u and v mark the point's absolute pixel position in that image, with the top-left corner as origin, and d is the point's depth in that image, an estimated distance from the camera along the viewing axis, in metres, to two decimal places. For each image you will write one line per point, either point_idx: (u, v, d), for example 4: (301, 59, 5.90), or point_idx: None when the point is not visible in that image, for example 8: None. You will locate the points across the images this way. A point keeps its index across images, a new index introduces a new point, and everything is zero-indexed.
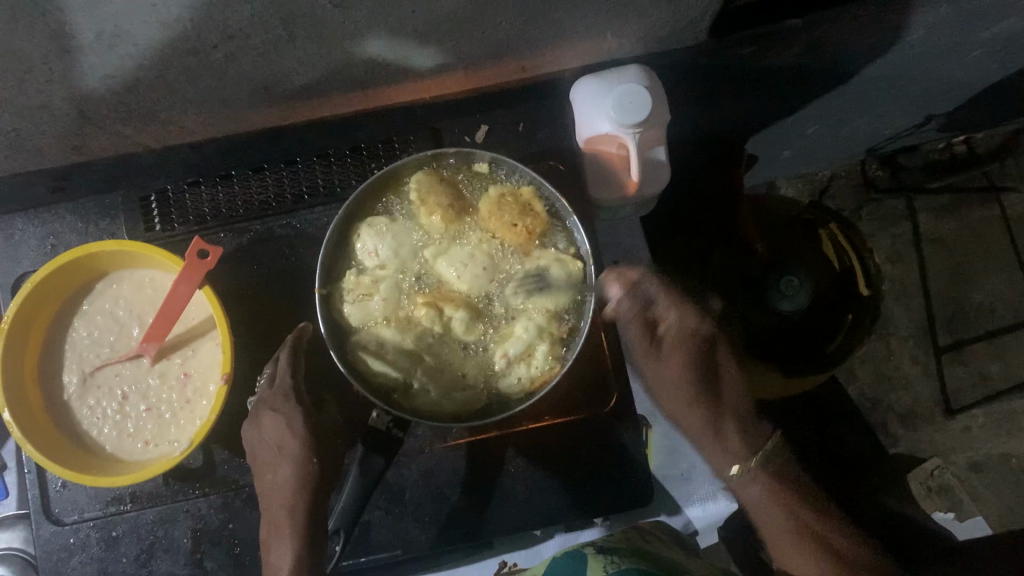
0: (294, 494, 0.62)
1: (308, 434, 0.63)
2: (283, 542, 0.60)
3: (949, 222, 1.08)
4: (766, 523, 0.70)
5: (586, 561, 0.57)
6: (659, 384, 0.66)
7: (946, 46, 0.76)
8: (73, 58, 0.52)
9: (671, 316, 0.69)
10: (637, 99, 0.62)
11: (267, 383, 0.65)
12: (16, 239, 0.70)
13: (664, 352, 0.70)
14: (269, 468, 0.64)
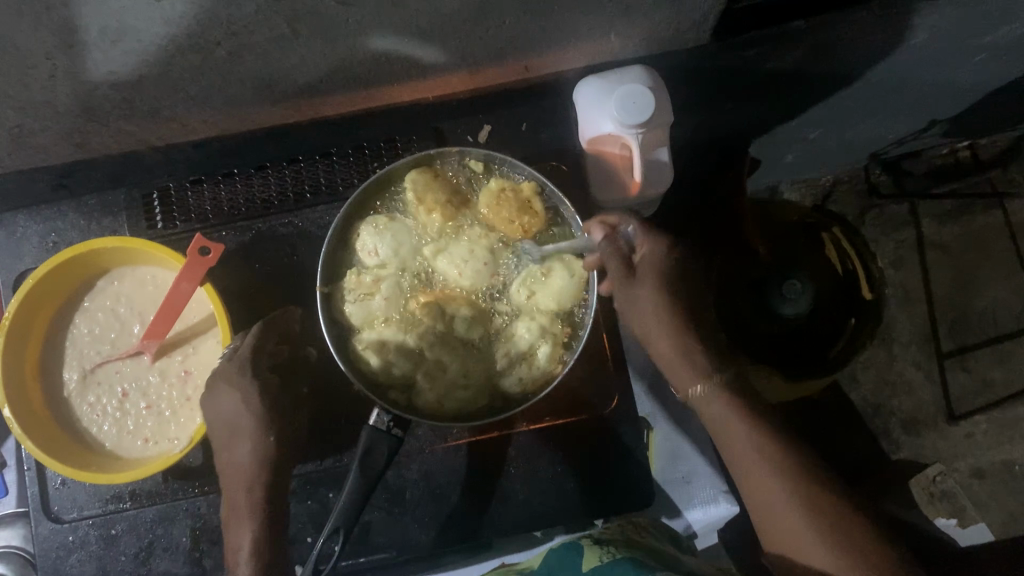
0: (252, 474, 0.58)
1: (264, 410, 0.59)
2: (243, 526, 0.57)
3: (953, 228, 1.08)
4: (743, 465, 0.59)
5: (581, 551, 0.57)
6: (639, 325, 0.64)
7: (952, 49, 0.76)
8: (77, 54, 0.52)
9: (648, 247, 0.63)
10: (641, 99, 0.62)
11: (224, 355, 0.61)
12: (19, 236, 0.70)
13: (640, 280, 0.63)
14: (228, 444, 0.59)
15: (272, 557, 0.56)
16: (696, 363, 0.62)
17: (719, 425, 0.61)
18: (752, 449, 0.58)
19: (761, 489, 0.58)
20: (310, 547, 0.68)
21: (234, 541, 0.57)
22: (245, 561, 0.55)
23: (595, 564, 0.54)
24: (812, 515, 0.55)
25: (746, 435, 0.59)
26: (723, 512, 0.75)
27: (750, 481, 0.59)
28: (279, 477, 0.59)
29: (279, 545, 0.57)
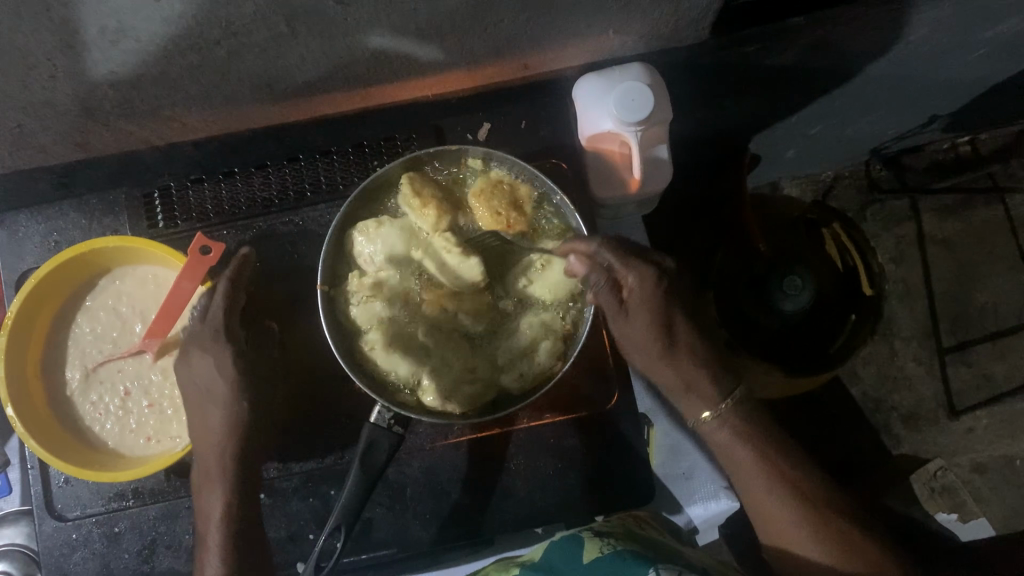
0: (219, 438, 0.59)
1: (239, 375, 0.59)
2: (213, 487, 0.59)
3: (954, 223, 1.08)
4: (739, 475, 0.60)
5: (581, 542, 0.57)
6: (639, 351, 0.62)
7: (952, 44, 0.76)
8: (77, 54, 0.53)
9: (633, 276, 0.59)
10: (639, 97, 0.63)
11: (198, 315, 0.61)
12: (20, 235, 0.70)
13: (633, 311, 0.60)
14: (196, 409, 0.60)
15: (242, 517, 0.58)
16: (701, 388, 0.61)
17: (717, 440, 0.61)
18: (750, 462, 0.59)
19: (757, 499, 0.59)
20: (311, 544, 0.68)
21: (206, 506, 0.58)
22: (217, 525, 0.57)
23: (597, 556, 0.54)
24: (809, 523, 0.57)
25: (741, 448, 0.60)
26: (724, 507, 0.75)
27: (747, 491, 0.60)
28: (250, 440, 0.60)
29: (252, 502, 0.59)
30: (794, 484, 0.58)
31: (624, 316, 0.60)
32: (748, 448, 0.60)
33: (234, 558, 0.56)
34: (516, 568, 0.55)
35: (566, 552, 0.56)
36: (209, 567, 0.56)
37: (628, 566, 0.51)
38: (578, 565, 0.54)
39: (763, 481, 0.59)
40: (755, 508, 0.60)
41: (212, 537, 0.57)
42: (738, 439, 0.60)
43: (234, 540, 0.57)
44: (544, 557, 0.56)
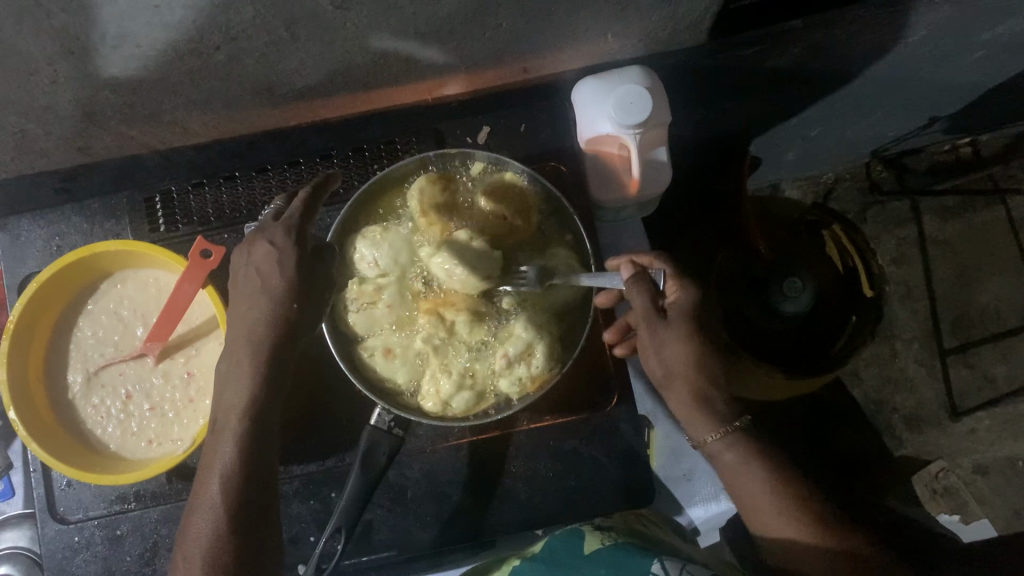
0: (263, 332, 0.53)
1: (295, 280, 0.53)
2: (239, 383, 0.52)
3: (955, 224, 1.08)
4: (736, 488, 0.58)
5: (583, 534, 0.57)
6: (660, 367, 0.58)
7: (951, 45, 0.76)
8: (78, 60, 0.53)
9: (680, 295, 0.58)
10: (638, 100, 0.63)
11: (273, 216, 0.57)
12: (23, 239, 0.71)
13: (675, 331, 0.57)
14: (245, 301, 0.54)
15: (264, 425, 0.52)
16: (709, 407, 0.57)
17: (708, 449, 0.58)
18: (745, 472, 0.57)
19: (755, 508, 0.57)
20: (312, 546, 0.68)
21: (225, 397, 0.52)
22: (236, 419, 0.51)
23: (598, 548, 0.55)
24: (816, 545, 0.54)
25: (733, 458, 0.57)
26: (724, 509, 0.75)
27: (744, 501, 0.58)
28: (293, 341, 0.54)
29: (275, 408, 0.53)
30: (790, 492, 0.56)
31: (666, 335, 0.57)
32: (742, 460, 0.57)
33: (250, 457, 0.51)
34: (519, 562, 0.56)
35: (568, 544, 0.56)
36: (220, 457, 0.51)
37: (628, 559, 0.52)
38: (580, 557, 0.54)
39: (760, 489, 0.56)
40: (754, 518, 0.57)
41: (231, 425, 0.52)
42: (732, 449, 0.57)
43: (253, 438, 0.51)
44: (546, 549, 0.57)
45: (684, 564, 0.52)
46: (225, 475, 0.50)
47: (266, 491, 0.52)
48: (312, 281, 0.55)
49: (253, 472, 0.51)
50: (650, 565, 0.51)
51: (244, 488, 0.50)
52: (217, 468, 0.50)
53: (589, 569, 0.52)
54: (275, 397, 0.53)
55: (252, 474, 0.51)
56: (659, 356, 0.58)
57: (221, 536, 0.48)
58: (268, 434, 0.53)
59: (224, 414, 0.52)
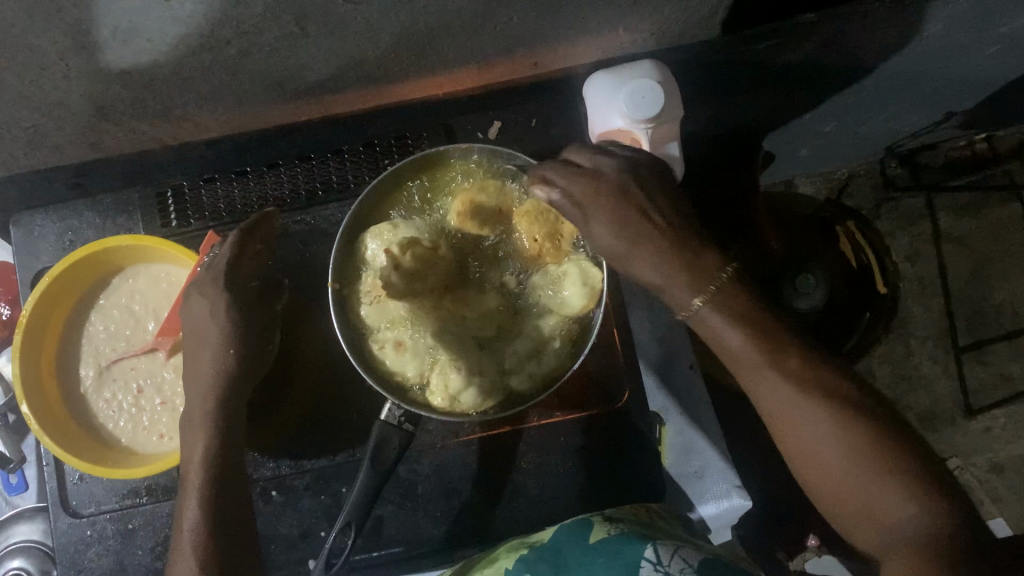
0: (210, 385, 0.56)
1: (229, 325, 0.57)
2: (196, 435, 0.55)
3: (970, 221, 1.07)
4: (829, 483, 0.48)
5: (590, 523, 0.57)
6: (619, 259, 0.53)
7: (966, 40, 0.75)
8: (89, 55, 0.53)
9: (563, 183, 0.53)
10: (649, 94, 0.63)
11: (210, 264, 0.60)
12: (36, 234, 0.71)
13: (591, 216, 0.52)
14: (194, 351, 0.58)
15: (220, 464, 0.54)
16: (675, 280, 0.51)
17: (786, 418, 0.49)
18: (852, 463, 0.47)
19: (873, 506, 0.46)
20: (323, 541, 0.69)
21: (188, 454, 0.55)
22: (198, 473, 0.54)
23: (604, 537, 0.54)
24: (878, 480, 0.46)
25: (829, 440, 0.47)
26: (737, 507, 0.73)
27: (843, 496, 0.47)
28: (236, 392, 0.57)
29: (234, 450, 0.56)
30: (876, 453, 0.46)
31: (587, 230, 0.53)
32: (838, 441, 0.47)
33: (214, 508, 0.53)
34: (525, 549, 0.55)
35: (573, 534, 0.56)
36: (187, 516, 0.53)
37: (630, 545, 0.52)
38: (581, 546, 0.54)
39: (870, 482, 0.46)
40: (862, 517, 0.47)
41: (194, 481, 0.54)
42: (827, 429, 0.47)
43: (215, 490, 0.53)
44: (553, 538, 0.56)
45: (678, 547, 0.52)
46: (194, 529, 0.52)
47: (241, 532, 0.54)
48: (257, 328, 0.59)
49: (220, 517, 0.53)
50: (643, 549, 0.51)
51: (215, 537, 0.52)
52: (185, 527, 0.52)
53: (588, 558, 0.52)
54: (228, 440, 0.56)
55: (221, 516, 0.53)
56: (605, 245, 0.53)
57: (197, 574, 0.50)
58: (231, 481, 0.55)
59: (186, 465, 0.55)
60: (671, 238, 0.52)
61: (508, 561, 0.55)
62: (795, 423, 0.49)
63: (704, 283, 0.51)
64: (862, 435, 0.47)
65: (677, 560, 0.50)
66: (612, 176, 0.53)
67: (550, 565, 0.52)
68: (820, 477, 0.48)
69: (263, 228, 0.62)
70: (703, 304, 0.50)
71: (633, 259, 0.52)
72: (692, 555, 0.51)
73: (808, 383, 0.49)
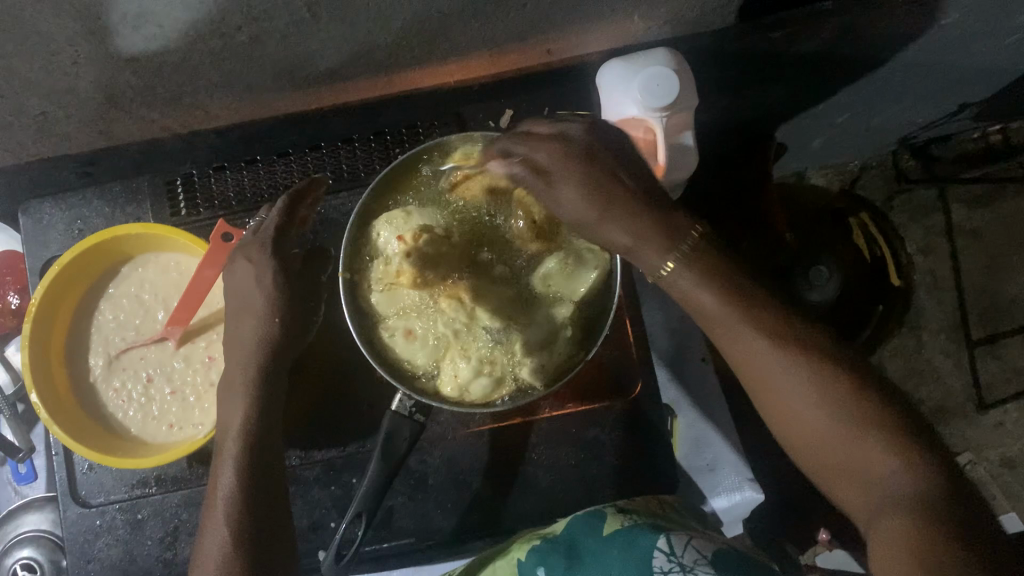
0: (252, 350, 0.56)
1: (276, 291, 0.57)
2: (235, 399, 0.56)
3: (984, 214, 1.06)
4: (803, 436, 0.48)
5: (604, 515, 0.56)
6: (584, 223, 0.53)
7: (985, 29, 0.74)
8: (99, 41, 0.53)
9: (542, 150, 0.52)
10: (664, 82, 0.62)
11: (255, 230, 0.60)
12: (45, 223, 0.71)
13: (557, 184, 0.52)
14: (236, 317, 0.58)
15: (259, 432, 0.55)
16: (648, 240, 0.51)
17: (762, 379, 0.49)
18: (834, 425, 0.47)
19: (851, 463, 0.47)
20: (333, 532, 0.68)
21: (225, 420, 0.56)
22: (234, 442, 0.54)
23: (617, 529, 0.53)
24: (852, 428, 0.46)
25: (802, 395, 0.47)
26: (749, 500, 0.73)
27: (823, 449, 0.48)
28: (276, 363, 0.57)
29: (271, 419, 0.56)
30: (859, 406, 0.46)
31: (553, 199, 0.53)
32: (816, 397, 0.47)
33: (250, 482, 0.53)
34: (538, 540, 0.55)
35: (587, 525, 0.55)
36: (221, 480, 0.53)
37: (642, 536, 0.51)
38: (596, 537, 0.53)
39: (847, 439, 0.46)
40: (844, 470, 0.47)
41: (230, 451, 0.54)
42: (805, 385, 0.47)
43: (248, 460, 0.54)
44: (567, 529, 0.56)
45: (692, 538, 0.51)
46: (229, 498, 0.52)
47: (272, 506, 0.54)
48: (299, 296, 0.59)
49: (255, 486, 0.53)
50: (655, 540, 0.50)
51: (249, 509, 0.52)
52: (222, 488, 0.53)
53: (602, 550, 0.51)
54: (268, 409, 0.56)
55: (255, 484, 0.53)
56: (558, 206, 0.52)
57: (231, 542, 0.50)
58: (267, 453, 0.55)
59: (222, 429, 0.56)
60: (645, 199, 0.52)
61: (521, 552, 0.55)
62: (772, 380, 0.49)
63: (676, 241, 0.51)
64: (839, 390, 0.47)
65: (691, 551, 0.49)
66: (579, 140, 0.52)
67: (564, 557, 0.52)
68: (796, 430, 0.49)
69: (311, 197, 0.61)
70: (675, 267, 0.51)
71: (602, 220, 0.52)
72: (705, 546, 0.50)
73: (783, 337, 0.48)
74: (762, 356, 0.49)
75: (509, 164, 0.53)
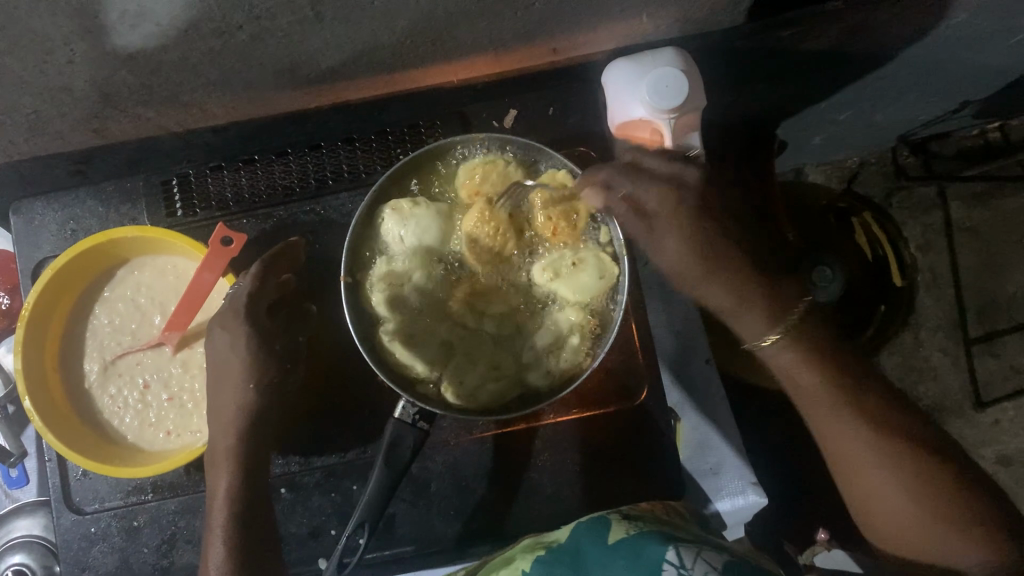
0: (230, 419, 0.57)
1: (251, 357, 0.56)
2: (220, 469, 0.57)
3: (982, 211, 1.04)
4: (895, 520, 0.56)
5: (608, 525, 0.55)
6: (683, 277, 0.61)
7: (992, 27, 0.73)
8: (95, 40, 0.51)
9: (647, 195, 0.58)
10: (674, 83, 0.61)
11: (230, 297, 0.59)
12: (37, 224, 0.69)
13: (655, 228, 0.59)
14: (216, 380, 0.58)
15: (248, 498, 0.57)
16: (752, 310, 0.59)
17: (853, 465, 0.57)
18: (905, 509, 0.55)
19: (930, 553, 0.55)
20: (333, 540, 0.67)
21: (213, 484, 0.58)
22: (222, 511, 0.57)
23: (622, 538, 0.52)
24: (920, 508, 0.55)
25: (902, 493, 0.55)
26: (751, 503, 0.73)
27: (903, 540, 0.56)
28: (259, 422, 0.58)
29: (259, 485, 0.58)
30: (938, 499, 0.54)
31: (649, 236, 0.59)
32: (903, 490, 0.55)
33: (237, 549, 0.56)
34: (542, 551, 0.54)
35: (590, 534, 0.54)
36: (214, 554, 0.56)
37: (650, 546, 0.50)
38: (602, 546, 0.52)
39: (929, 528, 0.54)
40: (923, 556, 0.55)
41: (219, 521, 0.56)
42: (903, 484, 0.55)
43: (238, 529, 0.56)
44: (571, 538, 0.54)
45: (701, 550, 0.50)
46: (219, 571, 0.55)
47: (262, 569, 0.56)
48: (280, 354, 0.59)
49: (244, 560, 0.56)
50: (664, 553, 0.49)
51: None
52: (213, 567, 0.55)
53: (609, 559, 0.50)
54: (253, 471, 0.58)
55: (245, 560, 0.56)
56: (671, 254, 0.60)
57: None
58: (252, 515, 0.57)
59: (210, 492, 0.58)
60: (741, 263, 0.59)
61: (525, 562, 0.53)
62: (865, 471, 0.56)
63: (779, 318, 0.58)
64: (932, 482, 0.55)
65: (701, 564, 0.48)
66: (692, 188, 0.58)
67: (569, 567, 0.50)
68: (888, 516, 0.56)
69: (288, 256, 0.63)
70: (775, 341, 0.58)
71: (704, 280, 0.60)
72: (716, 558, 0.49)
73: (891, 440, 0.56)
74: (849, 441, 0.57)
75: (603, 195, 0.58)
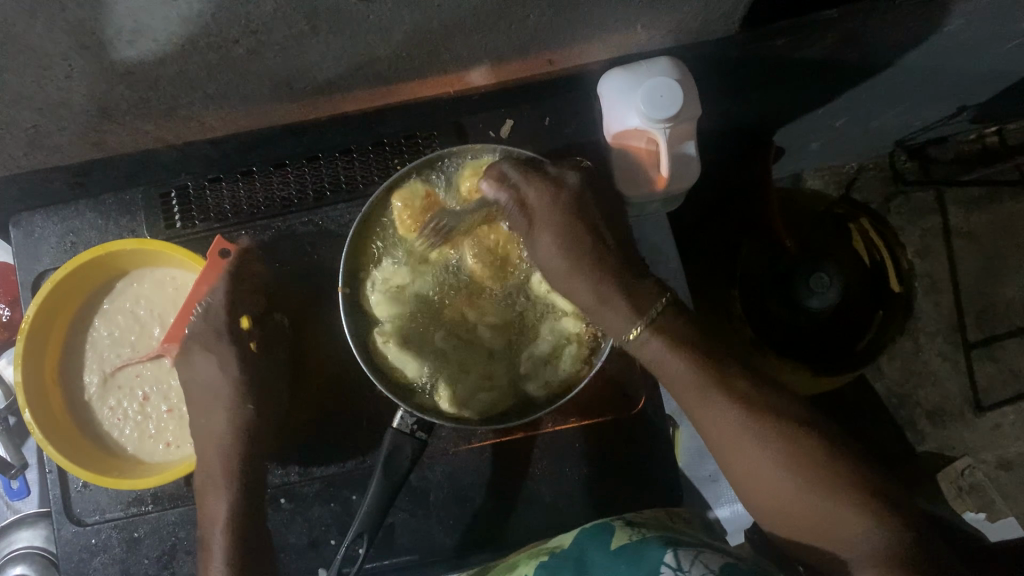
0: (224, 442, 0.62)
1: None
2: (218, 492, 0.61)
3: (981, 215, 1.03)
4: (760, 480, 0.50)
5: (611, 529, 0.54)
6: (553, 274, 0.57)
7: (987, 33, 0.73)
8: (93, 55, 0.51)
9: (533, 190, 0.57)
10: (669, 92, 0.60)
11: (202, 318, 0.64)
12: (37, 236, 0.70)
13: (536, 229, 0.57)
14: (199, 413, 0.62)
15: (244, 523, 0.60)
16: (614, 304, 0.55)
17: (732, 444, 0.51)
18: (786, 477, 0.49)
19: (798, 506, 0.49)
20: (332, 550, 0.67)
21: (212, 510, 0.60)
22: (221, 531, 0.59)
23: (625, 542, 0.52)
24: (784, 460, 0.49)
25: (765, 452, 0.49)
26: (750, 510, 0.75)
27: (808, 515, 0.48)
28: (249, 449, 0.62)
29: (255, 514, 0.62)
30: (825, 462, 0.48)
31: (532, 239, 0.57)
32: (781, 456, 0.49)
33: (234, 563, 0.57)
34: (545, 557, 0.54)
35: (593, 539, 0.54)
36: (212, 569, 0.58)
37: (646, 550, 0.50)
38: (604, 552, 0.52)
39: (810, 489, 0.48)
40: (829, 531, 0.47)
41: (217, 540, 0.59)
42: (764, 442, 0.50)
43: (234, 546, 0.58)
44: (575, 545, 0.54)
45: (699, 553, 0.49)
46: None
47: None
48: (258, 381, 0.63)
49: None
50: (662, 555, 0.49)
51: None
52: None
53: (609, 564, 0.50)
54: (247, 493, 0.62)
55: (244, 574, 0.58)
56: (545, 256, 0.57)
57: None
58: (251, 533, 0.61)
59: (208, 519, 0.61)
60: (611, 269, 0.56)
61: (529, 568, 0.53)
62: (742, 450, 0.51)
63: (642, 310, 0.54)
64: (791, 441, 0.49)
65: (698, 565, 0.48)
66: (572, 188, 0.57)
67: None
68: (759, 483, 0.50)
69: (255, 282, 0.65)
70: (643, 332, 0.54)
71: (569, 276, 0.56)
72: (714, 560, 0.49)
73: (751, 406, 0.51)
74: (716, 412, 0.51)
75: (504, 188, 0.57)
